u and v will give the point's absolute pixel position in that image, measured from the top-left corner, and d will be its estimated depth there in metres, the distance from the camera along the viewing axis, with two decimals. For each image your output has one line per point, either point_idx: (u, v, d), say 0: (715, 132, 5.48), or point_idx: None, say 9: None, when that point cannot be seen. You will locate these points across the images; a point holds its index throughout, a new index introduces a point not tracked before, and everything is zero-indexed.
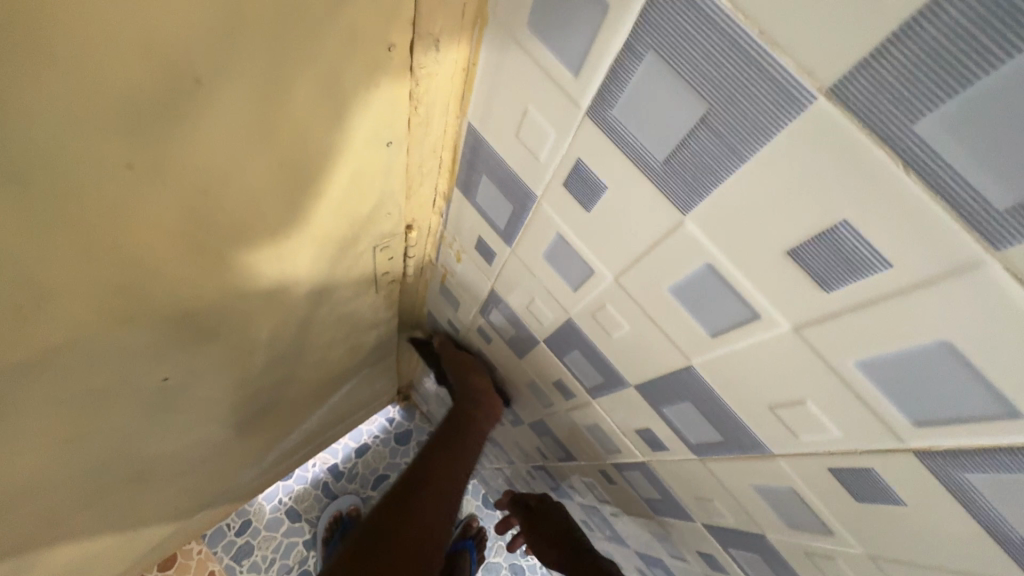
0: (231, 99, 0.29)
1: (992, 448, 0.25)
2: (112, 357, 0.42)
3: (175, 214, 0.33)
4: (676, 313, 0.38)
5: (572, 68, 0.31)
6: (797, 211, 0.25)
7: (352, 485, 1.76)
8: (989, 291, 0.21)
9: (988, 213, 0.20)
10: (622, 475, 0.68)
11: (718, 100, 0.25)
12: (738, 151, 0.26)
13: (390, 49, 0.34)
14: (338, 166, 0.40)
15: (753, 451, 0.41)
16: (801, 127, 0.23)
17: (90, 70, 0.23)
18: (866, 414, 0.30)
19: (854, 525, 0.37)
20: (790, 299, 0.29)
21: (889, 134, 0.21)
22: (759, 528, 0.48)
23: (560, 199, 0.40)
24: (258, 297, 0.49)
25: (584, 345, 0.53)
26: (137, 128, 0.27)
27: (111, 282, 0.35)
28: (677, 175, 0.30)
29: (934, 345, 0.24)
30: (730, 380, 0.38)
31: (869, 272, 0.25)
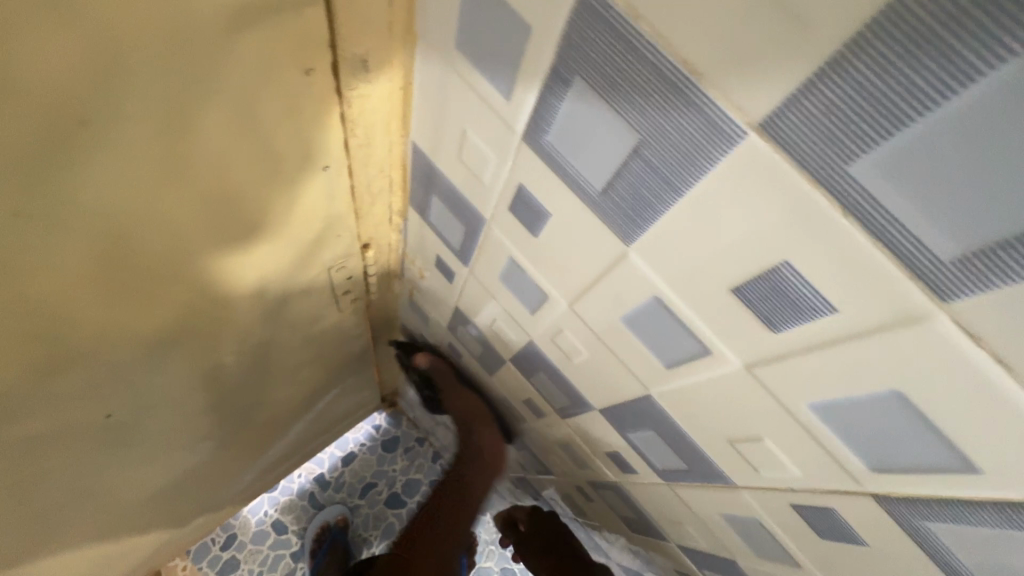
0: (124, 135, 0.26)
1: (951, 499, 0.24)
2: (38, 402, 0.40)
3: (80, 257, 0.31)
4: (631, 342, 0.36)
5: (503, 91, 0.29)
6: (737, 251, 0.23)
7: (339, 495, 1.74)
8: (939, 342, 0.19)
9: (932, 263, 0.18)
10: (597, 492, 0.67)
11: (648, 130, 0.23)
12: (674, 184, 0.24)
13: (309, 73, 0.31)
14: (269, 194, 0.38)
15: (717, 481, 0.39)
16: (733, 162, 0.21)
17: None
18: (824, 455, 0.28)
19: (820, 560, 0.35)
20: (738, 337, 0.27)
21: (822, 175, 0.18)
22: (731, 554, 0.46)
23: (508, 224, 0.38)
24: (201, 327, 0.47)
25: (549, 367, 0.51)
26: (12, 173, 0.24)
27: (20, 325, 0.32)
28: (614, 206, 0.28)
29: (886, 393, 0.22)
30: (689, 411, 0.36)
31: (815, 315, 0.23)
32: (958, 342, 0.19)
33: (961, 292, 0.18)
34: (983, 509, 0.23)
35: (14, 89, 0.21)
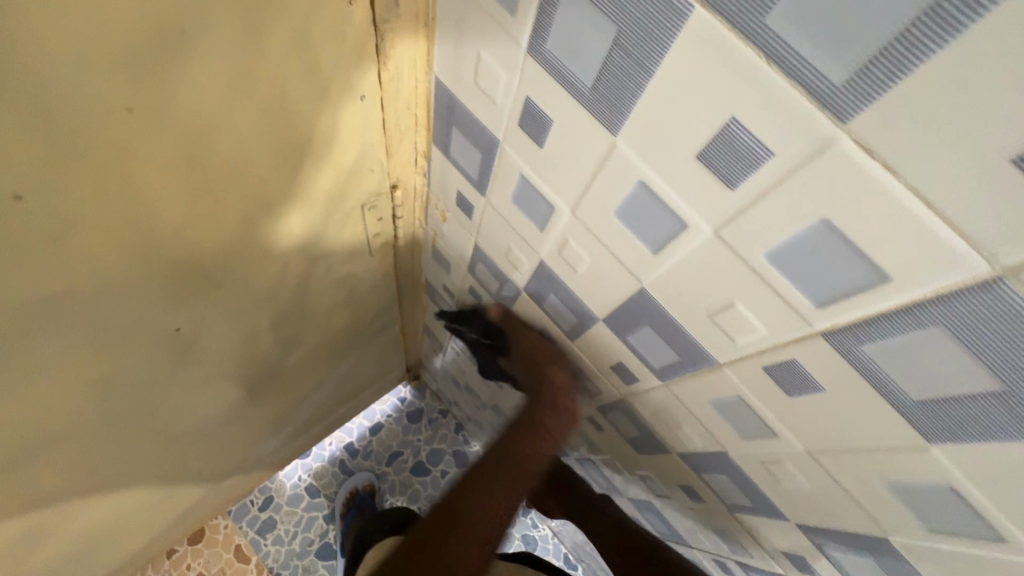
0: (212, 49, 0.33)
1: (877, 317, 0.29)
2: (128, 301, 0.48)
3: (172, 159, 0.38)
4: (624, 236, 0.41)
5: (509, 11, 0.35)
6: (698, 117, 0.29)
7: (368, 462, 1.82)
8: (845, 163, 0.25)
9: (832, 92, 0.23)
10: (606, 418, 0.72)
11: (624, 21, 0.29)
12: (645, 67, 0.30)
13: (351, 3, 0.38)
14: (315, 120, 0.45)
15: (704, 364, 0.45)
16: (686, 34, 0.26)
17: (89, 20, 0.27)
18: (781, 305, 0.33)
19: (790, 421, 0.40)
20: (707, 203, 0.33)
21: (749, 33, 0.24)
22: (722, 446, 0.52)
23: (518, 140, 0.44)
24: (257, 247, 0.54)
25: (558, 286, 0.57)
26: (133, 76, 0.31)
27: (121, 224, 0.40)
28: (603, 99, 0.34)
29: (816, 225, 0.28)
30: (674, 295, 0.41)
31: (759, 164, 0.28)
32: (858, 159, 0.24)
33: (851, 113, 0.23)
34: (899, 319, 0.28)
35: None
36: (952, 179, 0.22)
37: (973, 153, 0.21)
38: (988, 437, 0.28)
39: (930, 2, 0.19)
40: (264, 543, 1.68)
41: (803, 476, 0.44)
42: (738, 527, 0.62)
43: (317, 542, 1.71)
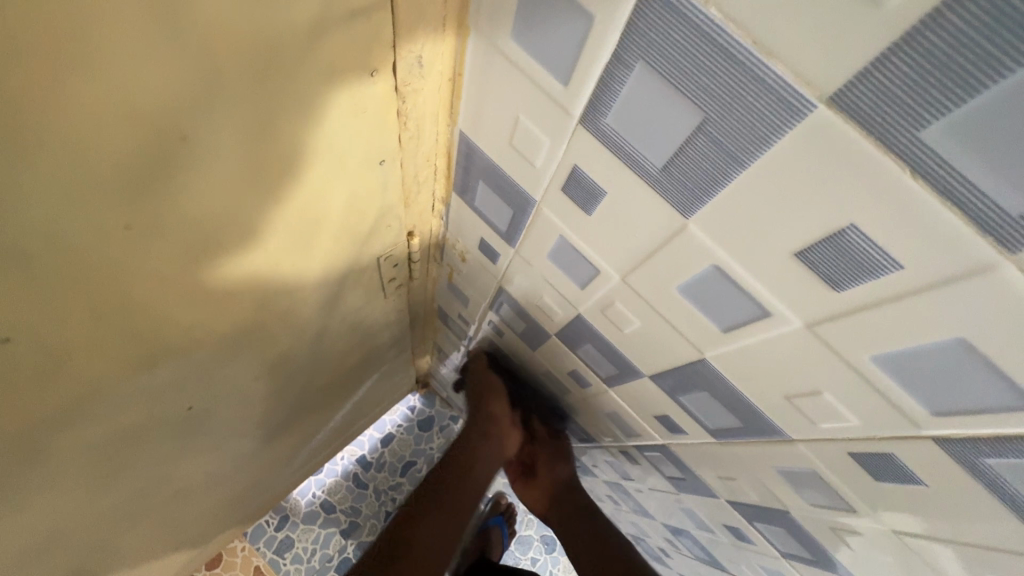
0: (218, 146, 0.28)
1: (1012, 436, 0.25)
2: (135, 398, 0.43)
3: (177, 261, 0.33)
4: (686, 309, 0.37)
5: (560, 78, 0.30)
6: (803, 217, 0.25)
7: (382, 474, 1.80)
8: (1006, 291, 0.21)
9: (1000, 218, 0.19)
10: (643, 456, 0.69)
11: (714, 109, 0.24)
12: (738, 158, 0.25)
13: (372, 74, 0.33)
14: (332, 192, 0.40)
15: (771, 435, 0.41)
16: (801, 134, 0.22)
17: (71, 145, 0.23)
18: (883, 403, 0.30)
19: (875, 503, 0.37)
20: (801, 298, 0.29)
21: (895, 143, 0.20)
22: (783, 505, 0.49)
23: (560, 203, 0.40)
24: (270, 320, 0.50)
25: (597, 339, 0.53)
26: (127, 191, 0.27)
27: (122, 332, 0.35)
28: (675, 181, 0.29)
29: (950, 342, 0.24)
30: (744, 371, 0.38)
31: (879, 274, 0.24)
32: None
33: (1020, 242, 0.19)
34: None
35: (128, 107, 0.23)
36: None
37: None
38: None
39: None
40: (283, 562, 1.65)
41: (884, 550, 0.41)
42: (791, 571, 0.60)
43: (336, 557, 1.70)
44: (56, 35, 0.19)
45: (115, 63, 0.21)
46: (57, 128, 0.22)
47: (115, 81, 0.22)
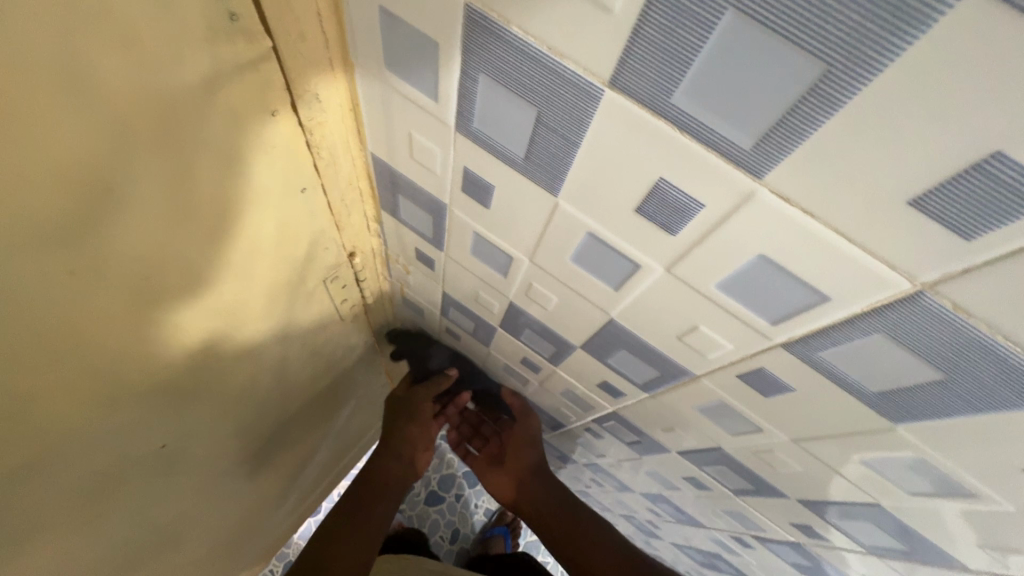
0: (143, 193, 0.33)
1: (826, 329, 0.31)
2: (109, 440, 0.46)
3: (124, 301, 0.37)
4: (584, 277, 0.43)
5: (432, 96, 0.36)
6: (631, 177, 0.31)
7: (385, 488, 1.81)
8: (773, 209, 0.26)
9: (744, 153, 0.25)
10: (603, 428, 0.74)
11: (542, 103, 0.30)
12: (571, 139, 0.31)
13: (274, 114, 0.38)
14: (262, 221, 0.45)
15: (683, 376, 0.47)
16: (602, 111, 0.28)
17: (14, 211, 0.27)
18: (740, 323, 0.36)
19: (773, 418, 0.43)
20: (654, 246, 0.34)
21: (659, 107, 0.26)
22: (716, 442, 0.54)
23: (465, 202, 0.45)
24: (228, 350, 0.54)
25: (531, 322, 0.58)
26: (68, 244, 0.31)
27: (86, 374, 0.39)
28: (537, 166, 0.35)
29: (756, 259, 0.30)
30: (643, 322, 0.43)
31: (694, 214, 0.30)
32: (780, 206, 0.26)
33: (763, 169, 0.25)
34: (844, 330, 0.30)
35: (57, 171, 0.28)
36: (870, 217, 0.24)
37: (885, 198, 0.22)
38: (951, 416, 0.30)
39: (809, 84, 0.21)
40: None
41: (795, 460, 0.46)
42: (746, 509, 0.65)
43: None
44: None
45: (41, 138, 0.26)
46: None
47: (45, 153, 0.27)
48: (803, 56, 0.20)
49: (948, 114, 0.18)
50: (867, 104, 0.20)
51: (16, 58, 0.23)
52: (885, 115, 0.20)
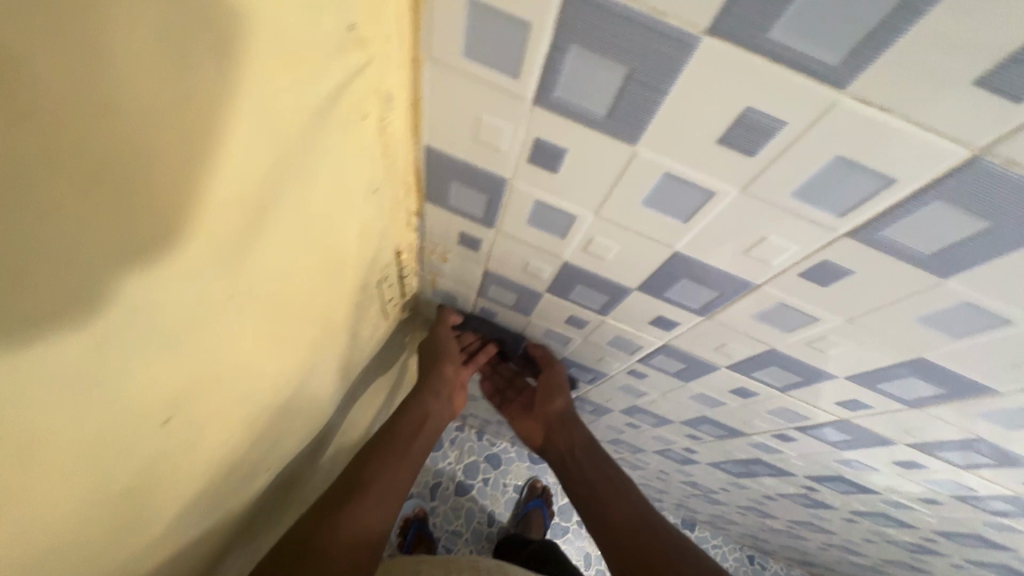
0: (281, 207, 0.34)
1: (890, 210, 0.38)
2: (236, 466, 0.47)
3: (262, 321, 0.39)
4: (653, 217, 0.48)
5: (511, 75, 0.39)
6: (718, 113, 0.35)
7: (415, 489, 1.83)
8: (853, 114, 0.32)
9: (832, 70, 0.30)
10: (649, 365, 0.80)
11: (635, 60, 0.34)
12: (660, 88, 0.35)
13: (364, 118, 0.40)
14: (349, 226, 0.47)
15: (743, 289, 0.53)
16: (696, 57, 0.33)
17: (198, 233, 0.28)
18: (808, 223, 0.42)
19: (831, 305, 0.50)
20: (732, 171, 0.40)
21: (755, 46, 0.31)
22: (769, 345, 0.61)
23: (530, 173, 0.49)
24: (318, 362, 0.55)
25: (585, 276, 0.63)
26: (230, 265, 0.32)
27: (234, 400, 0.40)
28: (620, 121, 0.39)
29: (833, 161, 0.36)
30: (710, 246, 0.49)
31: (776, 133, 0.35)
32: (860, 110, 0.32)
33: (847, 81, 0.30)
34: (906, 206, 0.37)
35: (229, 196, 0.29)
36: (940, 103, 0.30)
37: (956, 83, 0.28)
38: (995, 257, 0.38)
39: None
40: None
41: (847, 338, 0.54)
42: (793, 402, 0.73)
43: None
44: (187, 149, 0.25)
45: (224, 157, 0.27)
46: (191, 221, 0.27)
47: (224, 174, 0.28)
48: None
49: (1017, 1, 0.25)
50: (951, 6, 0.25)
51: (211, 84, 0.24)
52: (964, 14, 0.26)
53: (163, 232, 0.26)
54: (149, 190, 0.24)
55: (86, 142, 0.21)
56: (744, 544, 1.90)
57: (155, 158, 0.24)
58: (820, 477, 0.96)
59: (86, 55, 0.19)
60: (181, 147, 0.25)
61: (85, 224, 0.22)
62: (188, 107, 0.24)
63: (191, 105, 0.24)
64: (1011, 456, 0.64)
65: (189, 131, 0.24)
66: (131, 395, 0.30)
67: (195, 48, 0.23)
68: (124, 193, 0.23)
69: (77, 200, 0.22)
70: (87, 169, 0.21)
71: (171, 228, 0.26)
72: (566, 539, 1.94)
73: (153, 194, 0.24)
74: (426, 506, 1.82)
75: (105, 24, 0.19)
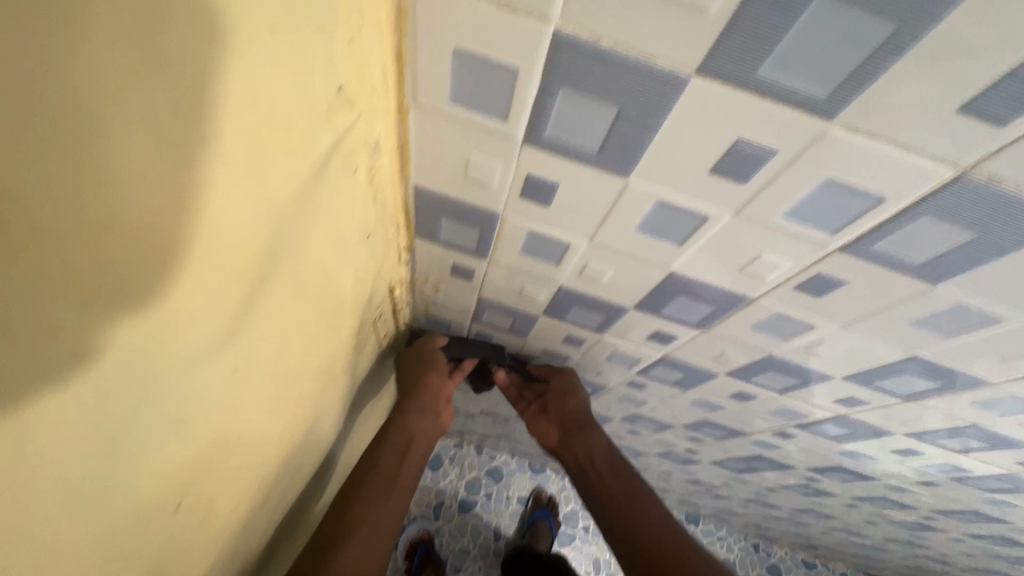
0: (278, 272, 0.33)
1: (880, 226, 0.38)
2: (246, 531, 0.46)
3: (264, 387, 0.38)
4: (648, 242, 0.48)
5: (500, 118, 0.39)
6: (709, 146, 0.36)
7: (418, 511, 1.81)
8: (841, 142, 0.33)
9: (820, 103, 0.31)
10: (647, 376, 0.80)
11: (624, 99, 0.35)
12: (650, 125, 0.36)
13: (355, 170, 0.39)
14: (344, 274, 0.46)
15: (739, 303, 0.54)
16: (686, 96, 0.33)
17: (197, 315, 0.27)
18: (801, 241, 0.42)
19: (826, 314, 0.51)
20: (725, 197, 0.40)
21: (744, 83, 0.31)
22: (766, 352, 0.62)
23: (522, 206, 0.48)
24: (320, 412, 0.54)
25: (581, 298, 0.63)
26: (229, 338, 0.31)
27: (243, 469, 0.39)
28: (611, 155, 0.39)
29: (824, 184, 0.36)
30: (704, 266, 0.49)
31: (766, 161, 0.36)
32: (848, 139, 0.32)
33: (834, 112, 0.31)
34: (895, 222, 0.38)
35: (224, 271, 0.27)
36: (927, 128, 0.30)
37: (941, 108, 0.29)
38: (983, 263, 0.39)
39: (885, 37, 0.27)
40: None
41: (843, 342, 0.55)
42: (792, 402, 0.74)
43: None
44: (186, 233, 0.24)
45: (222, 235, 0.26)
46: (190, 305, 0.26)
47: (222, 252, 0.27)
48: (877, 18, 0.26)
49: (997, 34, 0.25)
50: (932, 42, 0.26)
51: (206, 165, 0.23)
52: (946, 48, 0.26)
53: (165, 321, 0.25)
54: (148, 283, 0.23)
55: (85, 247, 0.19)
56: (748, 534, 1.92)
57: (154, 249, 0.22)
58: (820, 468, 0.98)
59: (83, 159, 0.18)
60: (177, 231, 0.23)
61: (88, 331, 0.21)
62: (185, 192, 0.23)
63: (188, 190, 0.23)
64: (1005, 439, 0.65)
65: (187, 217, 0.23)
66: (141, 489, 0.28)
67: (190, 133, 0.22)
68: (124, 289, 0.22)
69: (78, 309, 0.20)
70: (86, 274, 0.20)
71: (172, 316, 0.25)
72: (573, 546, 1.93)
73: (153, 287, 0.23)
74: (431, 527, 1.80)
75: (101, 121, 0.18)
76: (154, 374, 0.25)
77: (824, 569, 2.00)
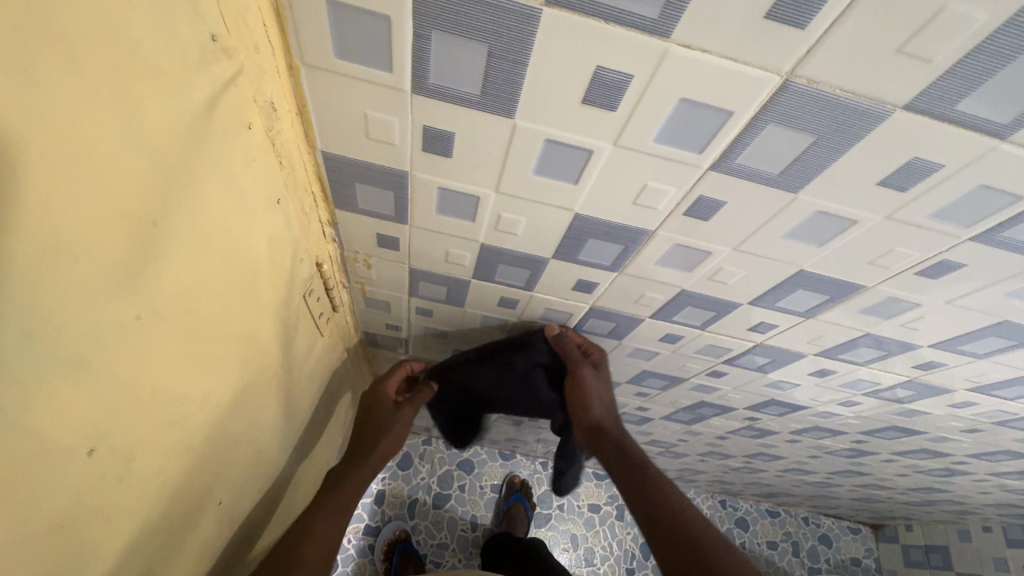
0: (174, 219, 0.35)
1: (737, 140, 0.43)
2: (184, 500, 0.46)
3: (177, 341, 0.39)
4: (547, 184, 0.52)
5: (384, 68, 0.41)
6: (574, 78, 0.40)
7: (393, 510, 1.79)
8: (682, 60, 0.37)
9: (654, 22, 0.35)
10: (583, 331, 0.84)
11: (492, 38, 0.38)
12: (519, 60, 0.39)
13: (250, 127, 0.41)
14: (256, 237, 0.47)
15: (643, 238, 0.58)
16: (541, 26, 0.36)
17: (83, 247, 0.28)
18: (676, 164, 0.47)
19: (718, 238, 0.56)
20: (601, 128, 0.44)
21: (586, 9, 0.35)
22: (679, 287, 0.67)
23: (427, 161, 0.51)
24: (254, 385, 0.54)
25: (504, 254, 0.66)
26: (125, 281, 0.32)
27: (162, 425, 0.39)
28: (493, 97, 0.42)
29: (679, 104, 0.41)
30: (604, 203, 0.53)
31: (627, 85, 0.40)
32: (686, 56, 0.37)
33: (668, 30, 0.35)
34: (748, 133, 0.42)
35: (105, 208, 0.29)
36: (748, 38, 0.35)
37: (753, 19, 0.34)
38: (828, 166, 0.44)
39: None
40: None
41: (740, 265, 0.60)
42: (715, 338, 0.80)
43: None
44: (58, 163, 0.25)
45: (95, 167, 0.28)
46: (71, 234, 0.27)
47: (99, 183, 0.28)
48: None
49: None
50: None
51: (65, 91, 0.25)
52: None
53: (45, 249, 0.26)
54: (20, 204, 0.24)
55: None
56: (715, 492, 2.01)
57: (20, 167, 0.24)
58: (758, 405, 1.04)
59: None
60: (47, 153, 0.25)
61: None
62: (50, 117, 0.24)
63: (52, 114, 0.25)
64: (898, 345, 0.73)
65: (52, 140, 0.25)
66: (46, 424, 0.29)
67: (43, 54, 0.23)
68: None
69: None
70: None
71: (50, 242, 0.26)
72: (551, 526, 1.93)
73: (27, 207, 0.25)
74: (407, 525, 1.79)
75: None
76: (43, 298, 0.27)
77: (789, 515, 2.10)
